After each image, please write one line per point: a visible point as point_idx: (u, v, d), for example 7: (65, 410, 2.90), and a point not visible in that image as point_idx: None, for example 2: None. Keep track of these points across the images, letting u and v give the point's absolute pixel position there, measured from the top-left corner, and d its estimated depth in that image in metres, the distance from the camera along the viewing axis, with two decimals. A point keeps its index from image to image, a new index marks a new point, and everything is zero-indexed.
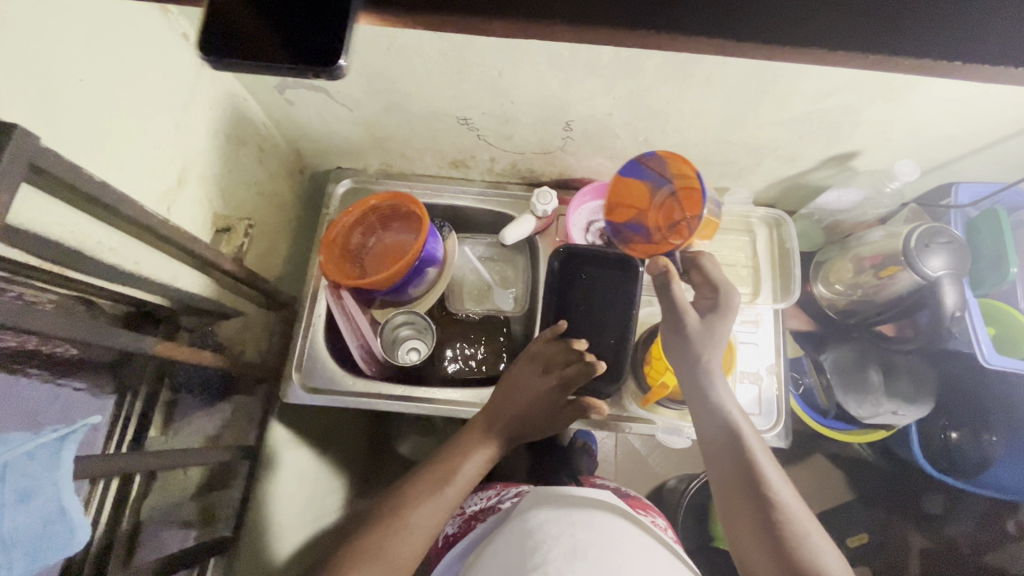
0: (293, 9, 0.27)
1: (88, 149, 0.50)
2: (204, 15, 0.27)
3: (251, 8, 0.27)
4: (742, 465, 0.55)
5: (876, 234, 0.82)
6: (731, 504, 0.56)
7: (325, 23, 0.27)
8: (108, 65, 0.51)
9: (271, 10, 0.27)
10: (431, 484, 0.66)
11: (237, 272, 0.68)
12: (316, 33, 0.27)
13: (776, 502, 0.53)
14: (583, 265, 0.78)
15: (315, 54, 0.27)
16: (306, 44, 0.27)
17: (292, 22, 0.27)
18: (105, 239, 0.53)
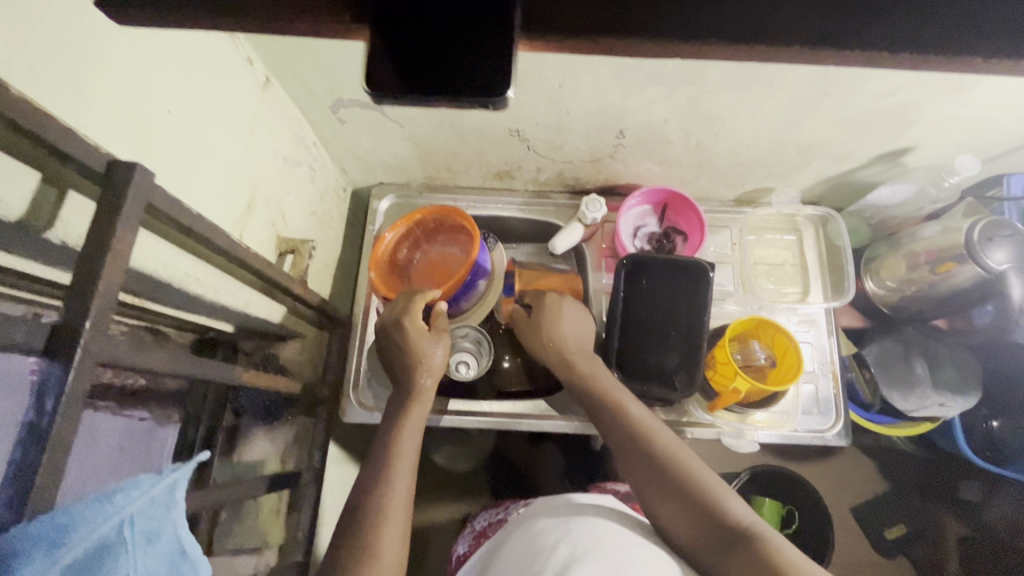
0: (452, 44, 0.27)
1: (174, 180, 0.50)
2: (365, 57, 0.28)
3: (410, 44, 0.28)
4: (627, 427, 0.67)
5: (931, 230, 0.83)
6: (631, 465, 0.65)
7: (488, 58, 0.27)
8: (192, 95, 0.51)
9: (427, 40, 0.27)
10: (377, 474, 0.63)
11: (302, 295, 0.68)
12: (475, 67, 0.27)
13: (659, 449, 0.64)
14: (645, 275, 0.78)
15: (484, 84, 0.27)
16: (473, 78, 0.27)
17: (452, 57, 0.27)
18: (189, 269, 0.52)
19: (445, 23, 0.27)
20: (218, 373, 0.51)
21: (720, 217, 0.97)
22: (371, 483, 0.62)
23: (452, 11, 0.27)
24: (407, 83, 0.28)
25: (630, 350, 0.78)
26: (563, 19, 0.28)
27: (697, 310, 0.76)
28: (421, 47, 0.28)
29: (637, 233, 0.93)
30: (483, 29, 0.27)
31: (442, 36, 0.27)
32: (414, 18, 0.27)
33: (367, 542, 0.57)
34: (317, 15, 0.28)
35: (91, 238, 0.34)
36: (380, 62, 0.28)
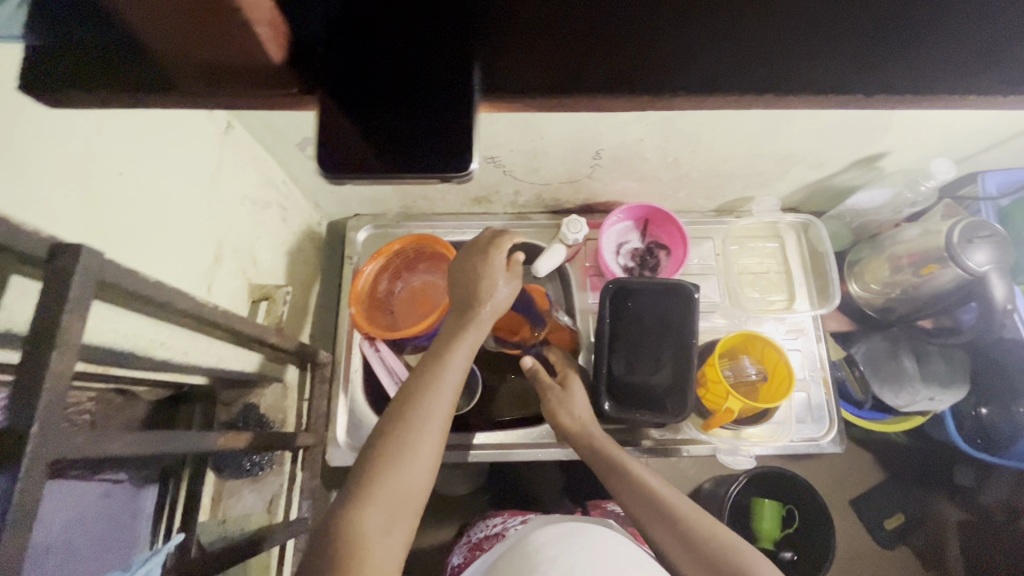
0: (412, 116, 0.26)
1: (130, 245, 0.47)
2: (317, 137, 0.26)
3: (365, 118, 0.26)
4: (627, 480, 0.71)
5: (911, 233, 0.83)
6: (641, 519, 0.68)
7: (453, 134, 0.26)
8: (144, 152, 0.48)
9: (386, 106, 0.26)
10: (403, 412, 0.57)
11: (280, 343, 0.65)
12: (430, 142, 0.26)
13: (662, 498, 0.68)
14: (630, 300, 0.79)
15: (445, 160, 0.26)
16: (426, 153, 0.26)
17: (409, 130, 0.26)
18: (155, 335, 0.49)
19: (407, 99, 0.26)
20: (190, 444, 0.48)
21: (702, 228, 0.96)
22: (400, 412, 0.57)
23: (419, 86, 0.26)
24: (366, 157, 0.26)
25: (621, 374, 0.77)
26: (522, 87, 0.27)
27: (684, 332, 0.75)
28: (372, 126, 0.26)
29: (620, 250, 0.92)
30: (442, 102, 0.26)
31: (399, 112, 0.26)
32: (374, 95, 0.26)
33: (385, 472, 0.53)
34: (259, 89, 0.26)
35: (34, 332, 0.32)
36: (335, 145, 0.26)
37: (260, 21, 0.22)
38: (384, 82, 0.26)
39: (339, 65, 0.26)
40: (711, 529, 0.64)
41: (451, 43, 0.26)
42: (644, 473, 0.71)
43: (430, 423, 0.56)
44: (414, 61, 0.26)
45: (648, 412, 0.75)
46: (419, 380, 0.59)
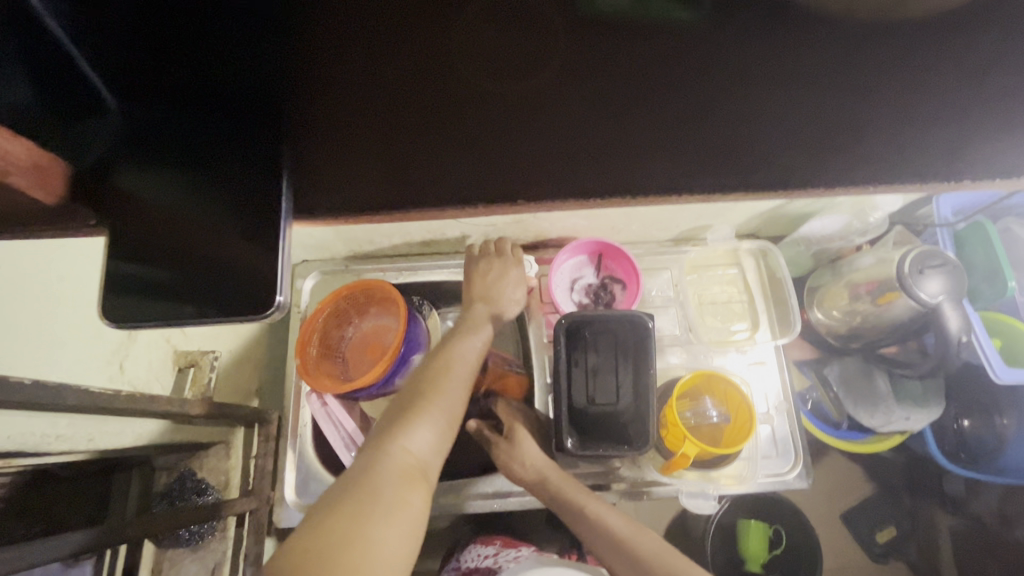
0: (205, 268, 0.36)
1: (14, 343, 0.45)
2: (103, 298, 0.36)
3: (155, 273, 0.36)
4: (591, 522, 0.69)
5: (866, 260, 0.82)
6: (612, 555, 0.67)
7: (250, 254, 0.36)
8: (28, 245, 0.46)
9: (173, 263, 0.36)
10: (434, 371, 0.63)
11: (207, 414, 0.63)
12: (238, 288, 0.36)
13: (630, 543, 0.66)
14: (590, 334, 0.71)
15: (247, 299, 0.35)
16: (230, 298, 0.36)
17: (205, 283, 0.36)
18: (50, 428, 0.47)
19: (212, 232, 0.36)
20: None
21: (658, 259, 0.94)
22: (430, 371, 0.63)
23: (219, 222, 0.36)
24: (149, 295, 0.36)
25: (580, 407, 0.69)
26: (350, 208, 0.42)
27: (645, 365, 0.68)
28: (172, 269, 0.36)
29: (573, 285, 0.90)
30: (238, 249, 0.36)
31: (197, 246, 0.36)
32: (156, 250, 0.36)
33: (412, 415, 0.57)
34: (64, 222, 0.36)
35: None
36: (122, 301, 0.36)
37: (14, 169, 0.31)
38: (184, 223, 0.36)
39: (157, 198, 0.36)
40: (675, 566, 0.63)
41: (233, 191, 0.36)
42: (607, 514, 0.69)
43: (450, 384, 0.62)
44: (223, 201, 0.36)
45: (606, 449, 0.68)
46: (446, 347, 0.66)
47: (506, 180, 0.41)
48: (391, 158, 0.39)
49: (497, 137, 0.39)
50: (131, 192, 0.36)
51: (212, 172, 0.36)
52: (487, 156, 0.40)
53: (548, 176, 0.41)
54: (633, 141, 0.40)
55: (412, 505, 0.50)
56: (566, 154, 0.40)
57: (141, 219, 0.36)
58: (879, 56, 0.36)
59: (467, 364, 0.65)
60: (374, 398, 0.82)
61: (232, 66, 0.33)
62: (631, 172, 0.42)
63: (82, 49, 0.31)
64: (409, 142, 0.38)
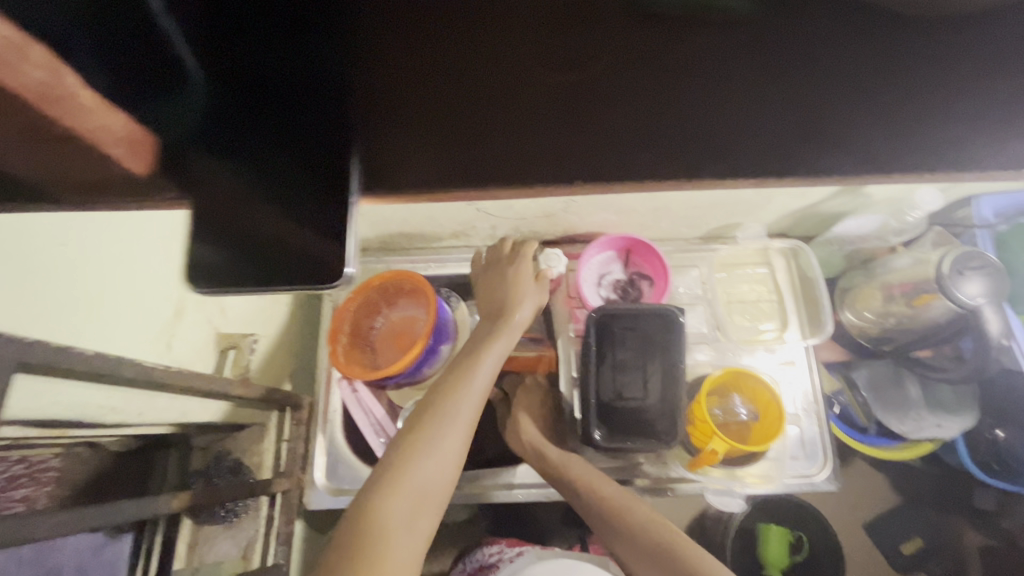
0: (281, 240, 0.36)
1: (77, 316, 0.47)
2: (185, 270, 0.35)
3: (232, 247, 0.35)
4: (598, 512, 0.72)
5: (902, 261, 0.81)
6: (622, 539, 0.70)
7: (328, 241, 0.35)
8: (90, 221, 0.48)
9: (250, 235, 0.35)
10: (431, 408, 0.63)
11: (246, 395, 0.65)
12: (312, 259, 0.36)
13: (636, 528, 0.69)
14: (618, 327, 0.70)
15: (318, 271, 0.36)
16: (306, 270, 0.36)
17: (280, 254, 0.36)
18: (105, 400, 0.50)
19: (284, 211, 0.35)
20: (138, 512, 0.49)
21: (687, 256, 0.93)
22: (430, 407, 0.63)
23: (289, 192, 0.35)
24: (228, 267, 0.35)
25: (607, 400, 0.69)
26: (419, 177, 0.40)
27: (673, 362, 0.68)
28: (248, 242, 0.35)
29: (601, 281, 0.90)
30: (312, 222, 0.35)
31: (270, 221, 0.35)
32: (233, 222, 0.35)
33: (410, 458, 0.59)
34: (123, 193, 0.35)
35: None
36: (201, 270, 0.35)
37: (109, 144, 0.31)
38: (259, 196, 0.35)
39: (233, 174, 0.35)
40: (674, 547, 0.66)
41: (301, 163, 0.36)
42: (610, 493, 0.73)
43: (450, 425, 0.62)
44: (295, 175, 0.36)
45: (634, 443, 0.68)
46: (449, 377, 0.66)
47: (578, 156, 0.40)
48: (462, 128, 0.38)
49: (563, 106, 0.37)
50: (207, 166, 0.35)
51: (287, 144, 0.35)
52: (560, 128, 0.38)
53: (620, 148, 0.39)
54: (711, 105, 0.37)
55: (418, 530, 0.57)
56: (610, 138, 0.39)
57: (217, 194, 0.35)
58: (930, 54, 0.37)
59: (473, 393, 0.64)
60: (403, 386, 0.83)
61: (299, 43, 0.33)
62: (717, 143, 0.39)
63: (174, 19, 0.29)
64: (478, 112, 0.37)
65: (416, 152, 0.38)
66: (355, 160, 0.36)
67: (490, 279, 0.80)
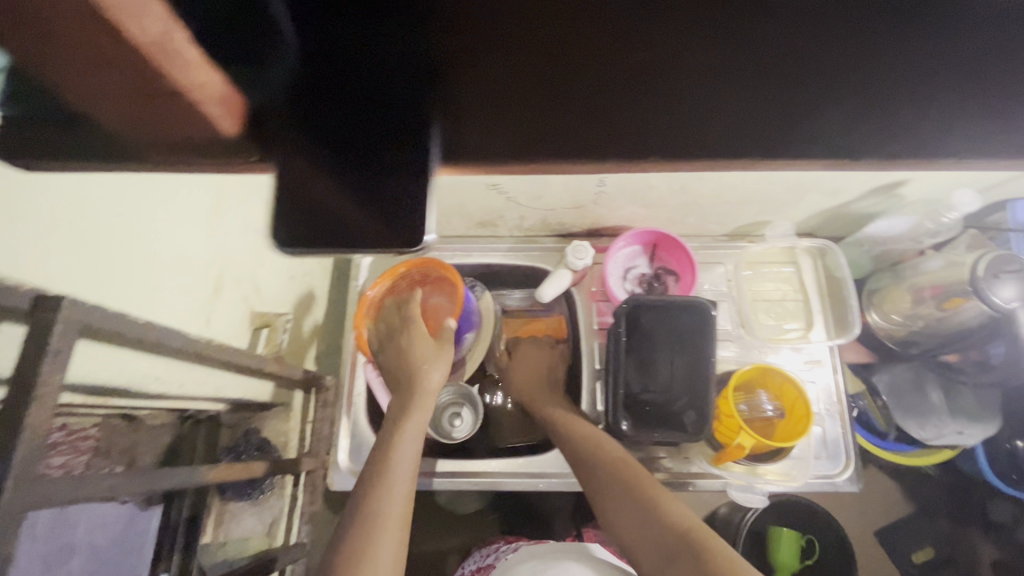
0: (360, 200, 0.31)
1: (127, 287, 0.48)
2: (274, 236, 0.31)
3: (308, 211, 0.31)
4: (583, 463, 0.69)
5: (933, 264, 0.80)
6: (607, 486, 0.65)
7: (404, 202, 0.32)
8: (143, 195, 0.49)
9: (330, 197, 0.31)
10: (365, 500, 0.63)
11: (278, 373, 0.66)
12: (395, 216, 0.31)
13: (622, 469, 0.66)
14: (646, 322, 0.70)
15: (402, 230, 0.31)
16: (387, 225, 0.31)
17: (360, 211, 0.31)
18: (149, 370, 0.51)
19: (353, 175, 0.32)
20: (179, 480, 0.50)
21: (713, 253, 0.93)
22: (361, 498, 0.63)
23: (368, 155, 0.33)
24: (310, 226, 0.30)
25: (633, 393, 0.69)
26: (478, 164, 0.37)
27: (701, 360, 0.68)
28: (315, 206, 0.31)
29: (626, 275, 0.90)
30: (391, 183, 0.32)
31: (346, 189, 0.31)
32: (315, 181, 0.32)
33: (356, 558, 0.57)
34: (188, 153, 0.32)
35: (14, 383, 0.32)
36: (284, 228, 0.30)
37: (203, 102, 0.29)
38: (341, 165, 0.32)
39: (316, 145, 0.32)
40: (655, 492, 0.62)
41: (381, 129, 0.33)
42: (600, 434, 0.72)
43: (384, 519, 0.60)
44: (372, 141, 0.33)
45: (660, 435, 0.68)
46: (374, 466, 0.67)
47: (650, 139, 0.37)
48: (518, 103, 0.36)
49: (616, 87, 0.36)
50: (290, 138, 0.33)
51: (364, 109, 0.33)
52: (637, 95, 0.36)
53: (704, 123, 0.37)
54: (789, 91, 0.37)
55: None
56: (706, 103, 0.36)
57: (288, 157, 0.32)
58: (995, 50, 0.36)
59: (403, 475, 0.66)
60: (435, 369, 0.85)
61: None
62: (778, 124, 0.37)
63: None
64: (553, 72, 0.36)
65: (487, 124, 0.36)
66: (432, 135, 0.34)
67: (392, 351, 0.79)
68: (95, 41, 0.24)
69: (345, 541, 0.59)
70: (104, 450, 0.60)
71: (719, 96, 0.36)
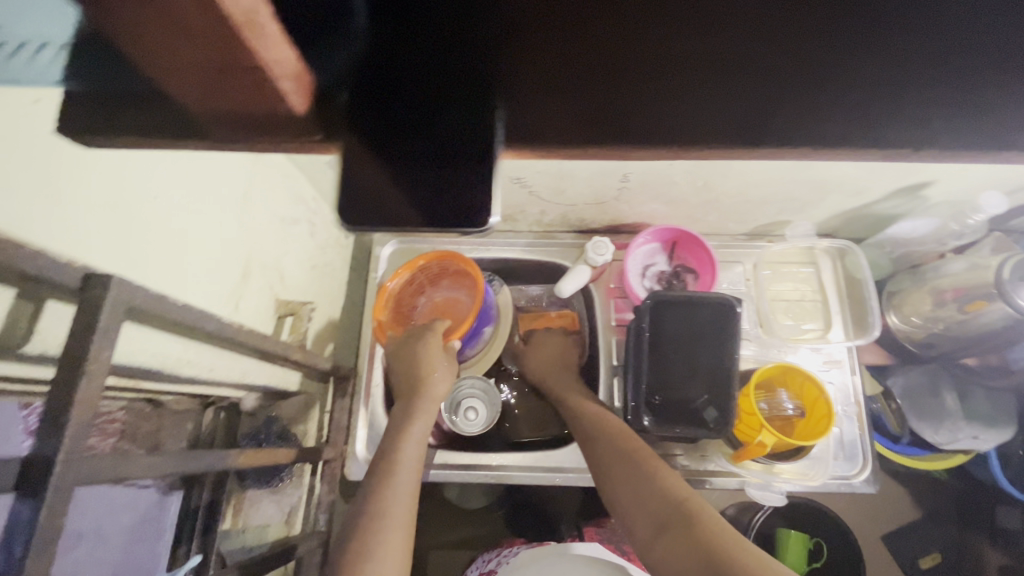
0: (433, 186, 0.33)
1: (165, 269, 0.49)
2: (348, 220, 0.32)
3: (390, 194, 0.32)
4: (588, 442, 0.70)
5: (956, 266, 0.80)
6: (608, 463, 0.67)
7: (475, 185, 0.33)
8: (183, 180, 0.49)
9: (405, 182, 0.33)
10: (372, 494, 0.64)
11: (303, 361, 0.66)
12: (467, 200, 0.32)
13: (622, 446, 0.67)
14: (665, 319, 0.70)
15: (465, 213, 0.32)
16: (460, 209, 0.32)
17: (434, 196, 0.32)
18: (182, 353, 0.51)
19: (428, 160, 0.33)
20: (210, 463, 0.50)
21: (732, 252, 0.93)
22: (367, 496, 0.64)
23: (435, 142, 0.33)
24: (383, 208, 0.32)
25: (654, 388, 0.70)
26: (544, 145, 0.36)
27: (723, 358, 0.68)
28: (395, 187, 0.32)
29: (645, 272, 0.90)
30: (462, 169, 0.33)
31: (420, 175, 0.33)
32: (390, 168, 0.33)
33: (363, 550, 0.58)
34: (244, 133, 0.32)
35: (65, 358, 0.33)
36: (364, 210, 0.32)
37: (283, 77, 0.29)
38: (406, 148, 0.33)
39: (388, 132, 0.34)
40: (654, 468, 0.63)
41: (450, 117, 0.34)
42: (603, 415, 0.73)
43: (391, 513, 0.62)
44: (442, 130, 0.34)
45: (682, 431, 0.68)
46: (379, 467, 0.68)
47: (720, 124, 0.35)
48: (584, 85, 0.36)
49: (677, 77, 0.36)
50: (360, 125, 0.34)
51: (433, 97, 0.34)
52: (705, 81, 0.35)
53: (771, 109, 0.35)
54: (858, 78, 0.35)
55: None
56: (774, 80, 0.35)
57: (364, 145, 0.33)
58: None
59: (407, 471, 0.67)
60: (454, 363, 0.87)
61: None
62: (846, 104, 0.35)
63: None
64: (612, 64, 0.36)
65: (552, 111, 0.36)
66: (497, 119, 0.35)
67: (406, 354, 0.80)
68: (185, 18, 0.24)
69: (354, 532, 0.60)
70: (130, 433, 0.61)
71: (790, 83, 0.35)
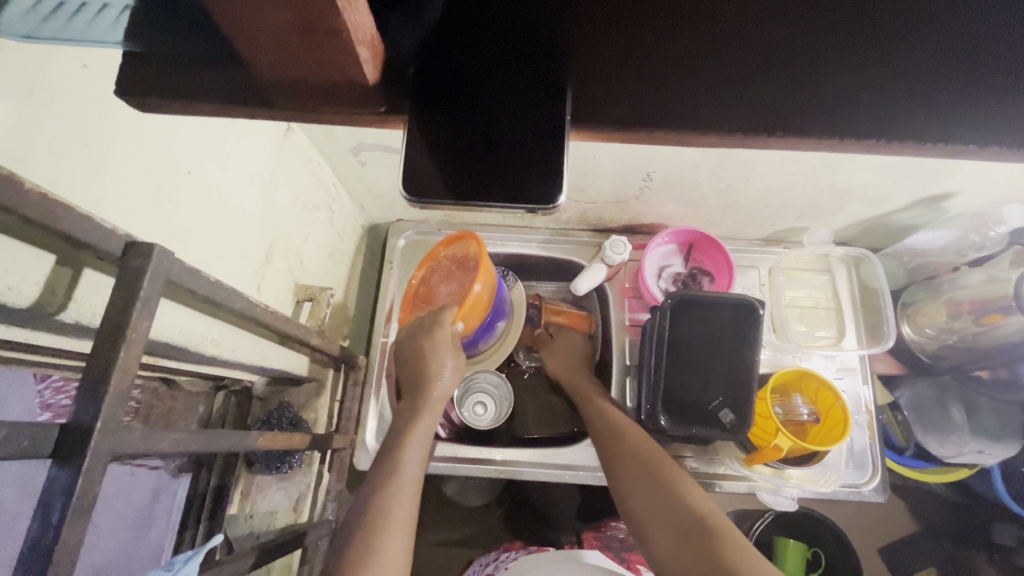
0: (496, 164, 0.34)
1: (195, 244, 0.49)
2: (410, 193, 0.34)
3: (449, 171, 0.34)
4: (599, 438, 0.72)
5: (974, 278, 0.80)
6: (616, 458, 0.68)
7: (541, 162, 0.34)
8: (215, 155, 0.49)
9: (466, 159, 0.34)
10: (382, 484, 0.64)
11: (322, 347, 0.66)
12: (531, 177, 0.33)
13: (631, 443, 0.68)
14: (683, 318, 0.70)
15: (537, 193, 0.33)
16: (524, 187, 0.33)
17: (497, 173, 0.34)
18: (207, 332, 0.51)
19: (496, 137, 0.34)
20: (231, 444, 0.50)
21: (748, 257, 0.93)
22: (375, 485, 0.64)
23: (498, 121, 0.34)
24: (445, 184, 0.34)
25: (669, 386, 0.70)
26: (609, 125, 0.35)
27: (741, 361, 0.68)
28: (467, 163, 0.34)
29: (661, 273, 0.89)
30: (528, 148, 0.34)
31: (486, 153, 0.34)
32: (454, 144, 0.34)
33: (371, 541, 0.58)
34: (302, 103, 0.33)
35: (109, 326, 0.32)
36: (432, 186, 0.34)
37: (359, 44, 0.28)
38: (467, 132, 0.34)
39: (449, 108, 0.34)
40: (662, 467, 0.64)
41: (512, 94, 0.34)
42: (615, 412, 0.74)
43: (397, 505, 0.61)
44: (509, 107, 0.34)
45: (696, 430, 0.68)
46: (387, 461, 0.67)
47: (788, 116, 0.34)
48: (658, 56, 0.33)
49: (749, 61, 0.33)
50: (419, 101, 0.34)
51: (496, 73, 0.34)
52: (787, 59, 0.33)
53: (845, 97, 0.33)
54: (942, 64, 0.32)
55: None
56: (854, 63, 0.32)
57: (426, 120, 0.34)
58: None
59: (416, 461, 0.67)
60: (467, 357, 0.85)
61: None
62: (931, 96, 0.33)
63: None
64: (677, 35, 0.33)
65: (621, 95, 0.34)
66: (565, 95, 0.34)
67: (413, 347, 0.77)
68: None
69: (361, 522, 0.59)
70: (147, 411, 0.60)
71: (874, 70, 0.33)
